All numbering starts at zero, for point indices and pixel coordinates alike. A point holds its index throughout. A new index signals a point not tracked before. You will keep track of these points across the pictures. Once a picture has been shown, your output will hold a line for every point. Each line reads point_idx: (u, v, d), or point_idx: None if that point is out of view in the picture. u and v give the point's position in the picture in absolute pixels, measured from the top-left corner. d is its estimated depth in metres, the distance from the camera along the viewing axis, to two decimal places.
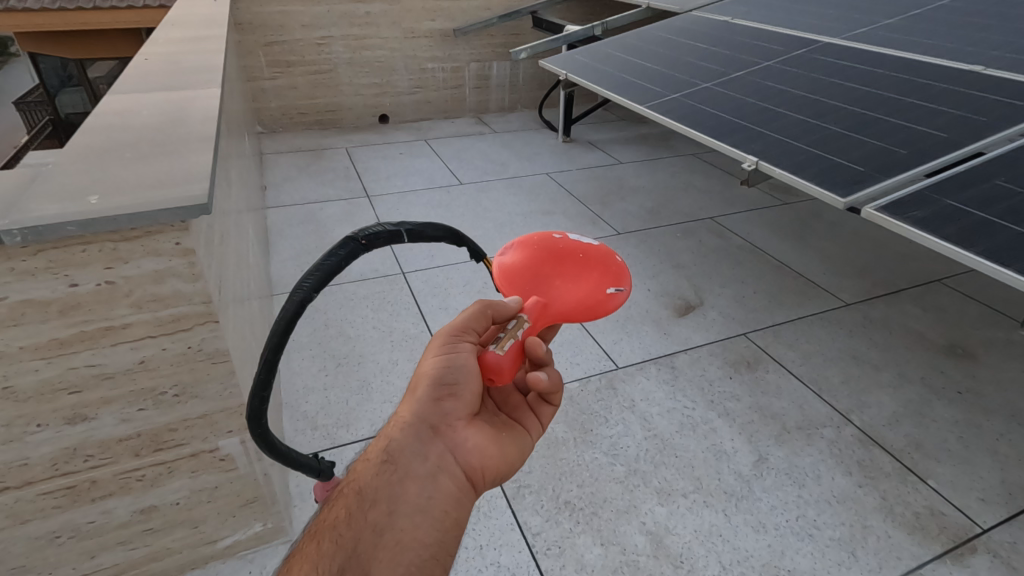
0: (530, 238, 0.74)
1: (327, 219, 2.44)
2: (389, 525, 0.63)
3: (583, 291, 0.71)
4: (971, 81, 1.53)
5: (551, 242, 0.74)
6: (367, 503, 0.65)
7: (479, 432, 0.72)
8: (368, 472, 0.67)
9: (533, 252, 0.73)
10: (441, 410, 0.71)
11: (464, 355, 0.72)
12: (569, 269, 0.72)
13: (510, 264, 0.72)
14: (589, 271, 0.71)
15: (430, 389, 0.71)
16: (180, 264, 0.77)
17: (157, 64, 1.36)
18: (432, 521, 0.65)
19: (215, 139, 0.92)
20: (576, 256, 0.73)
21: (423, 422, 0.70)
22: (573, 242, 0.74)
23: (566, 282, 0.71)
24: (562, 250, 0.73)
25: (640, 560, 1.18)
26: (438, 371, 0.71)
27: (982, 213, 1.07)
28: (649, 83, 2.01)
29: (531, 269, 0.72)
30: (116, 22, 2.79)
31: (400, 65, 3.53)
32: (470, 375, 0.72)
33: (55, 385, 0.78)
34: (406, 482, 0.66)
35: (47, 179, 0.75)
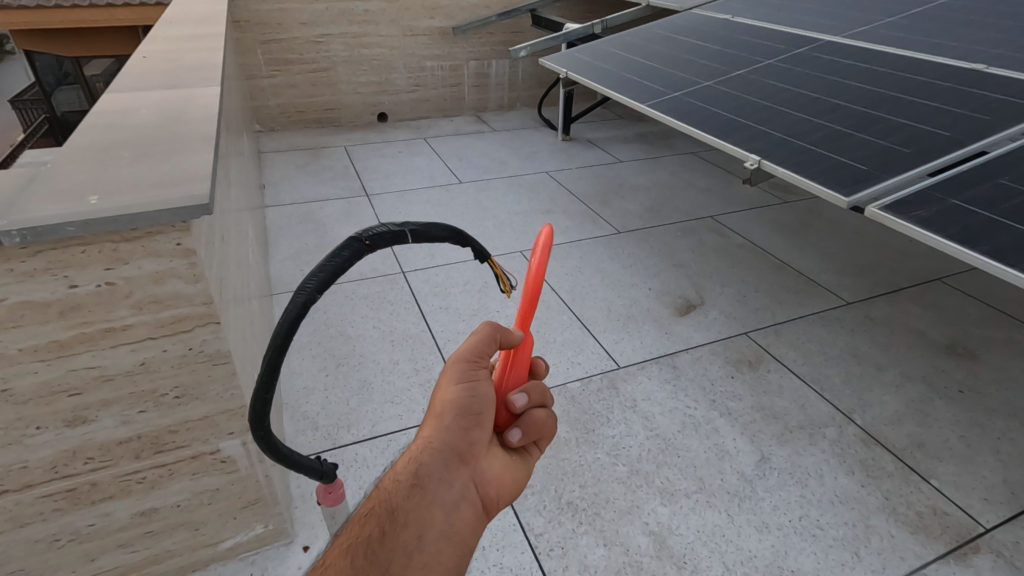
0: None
1: (325, 218, 2.43)
2: (418, 548, 0.61)
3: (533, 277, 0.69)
4: (972, 79, 1.52)
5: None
6: (398, 523, 0.61)
7: (500, 459, 0.70)
8: (397, 491, 0.63)
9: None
10: (468, 437, 0.67)
11: (486, 384, 0.69)
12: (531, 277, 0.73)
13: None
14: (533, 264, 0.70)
15: (458, 417, 0.67)
16: (181, 264, 0.76)
17: (155, 62, 1.35)
18: (455, 548, 0.63)
19: (215, 139, 0.90)
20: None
21: (447, 448, 0.67)
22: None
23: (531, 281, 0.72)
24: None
25: (643, 561, 1.17)
26: (466, 396, 0.68)
27: (985, 212, 1.07)
28: (649, 81, 2.01)
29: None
30: (111, 20, 2.78)
31: (399, 63, 3.51)
32: (492, 404, 0.69)
33: (54, 387, 0.77)
34: (432, 506, 0.64)
35: (46, 179, 0.74)
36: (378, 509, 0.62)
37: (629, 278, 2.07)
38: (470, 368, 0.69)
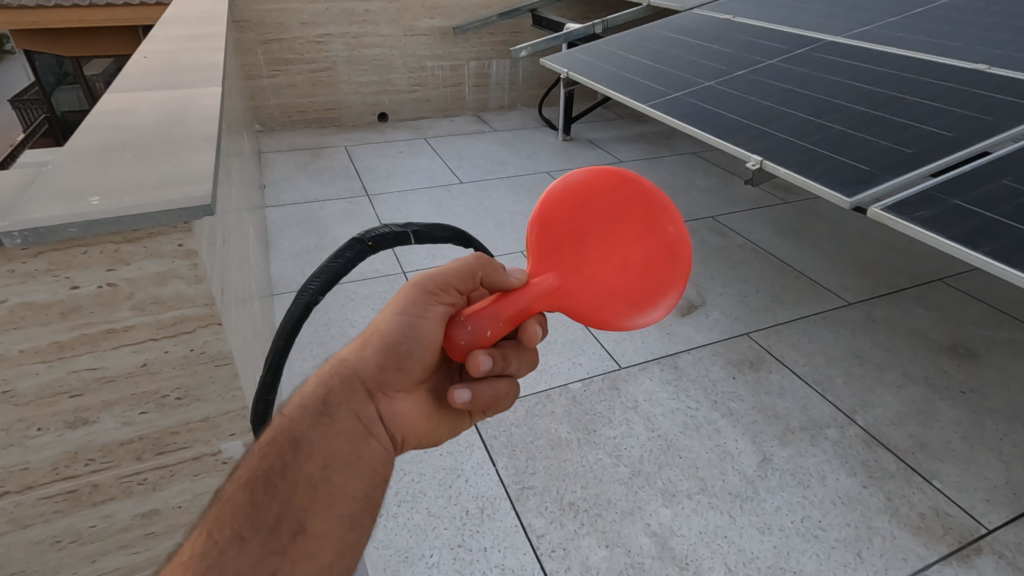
0: (675, 265, 0.58)
1: (326, 218, 2.42)
2: (324, 479, 0.58)
3: (568, 203, 0.59)
4: (974, 79, 1.52)
5: (668, 242, 0.58)
6: (302, 454, 0.58)
7: (420, 400, 0.66)
8: (303, 419, 0.60)
9: (661, 280, 0.58)
10: (388, 374, 0.63)
11: (431, 322, 0.62)
12: (614, 220, 0.58)
13: (638, 300, 0.58)
14: (592, 197, 0.58)
15: (383, 348, 0.62)
16: (183, 265, 0.76)
17: (157, 62, 1.35)
18: (364, 479, 0.61)
19: (217, 139, 0.90)
20: (647, 215, 0.58)
21: (360, 378, 0.63)
22: (669, 218, 0.58)
23: (598, 219, 0.58)
24: (653, 230, 0.58)
25: (645, 563, 1.17)
26: (397, 331, 0.62)
27: (988, 212, 1.07)
28: (650, 81, 2.00)
29: (632, 283, 0.58)
30: (111, 19, 2.78)
31: (400, 63, 3.51)
32: (428, 345, 0.62)
33: (55, 389, 0.77)
34: (341, 437, 0.60)
35: (48, 180, 0.74)
36: (278, 436, 0.59)
37: None
38: (416, 303, 0.62)
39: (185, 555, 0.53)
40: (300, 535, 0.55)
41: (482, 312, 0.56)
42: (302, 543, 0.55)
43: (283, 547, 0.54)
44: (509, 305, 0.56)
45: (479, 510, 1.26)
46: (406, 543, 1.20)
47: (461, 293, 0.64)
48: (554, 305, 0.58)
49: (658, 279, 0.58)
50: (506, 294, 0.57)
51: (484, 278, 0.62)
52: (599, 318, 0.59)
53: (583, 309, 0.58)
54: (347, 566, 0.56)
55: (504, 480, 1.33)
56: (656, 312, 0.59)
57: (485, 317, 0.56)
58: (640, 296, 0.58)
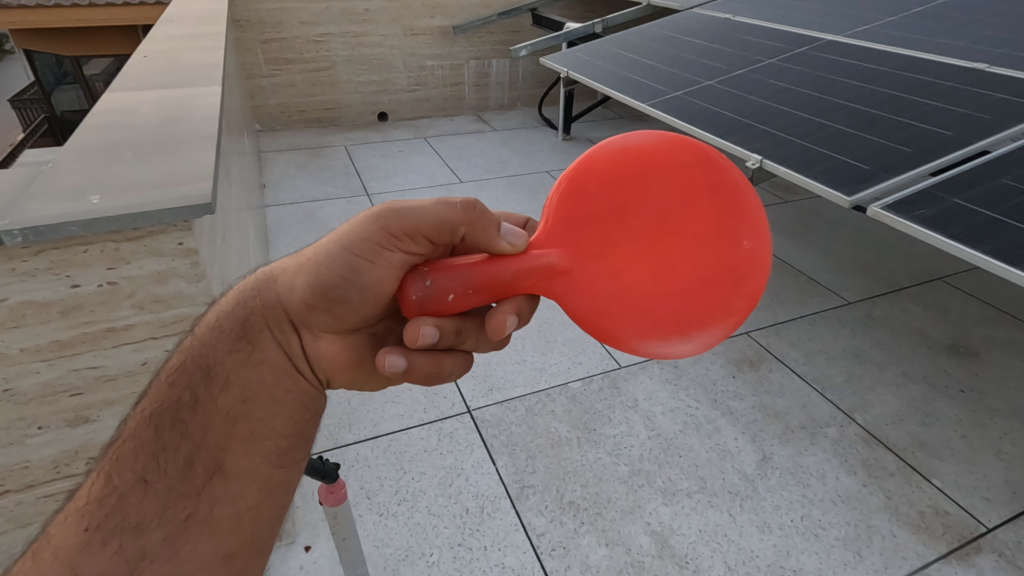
0: (733, 298, 0.48)
1: (326, 218, 2.42)
2: (244, 414, 0.62)
3: (620, 179, 0.50)
4: (974, 79, 1.52)
5: (734, 263, 0.48)
6: (218, 388, 0.63)
7: (350, 343, 0.66)
8: (223, 352, 0.64)
9: (708, 308, 0.48)
10: (314, 314, 0.64)
11: (378, 269, 0.59)
12: (671, 213, 0.48)
13: (668, 324, 0.49)
14: (654, 179, 0.49)
15: (314, 288, 0.62)
16: (184, 264, 0.76)
17: (156, 61, 1.35)
18: (288, 413, 0.65)
19: (217, 138, 0.90)
20: (720, 223, 0.48)
21: (286, 312, 0.65)
22: (745, 235, 0.48)
23: (650, 208, 0.49)
24: (721, 242, 0.48)
25: (645, 561, 1.17)
26: (332, 270, 0.61)
27: (987, 211, 1.07)
28: (650, 80, 2.00)
29: (671, 300, 0.48)
30: (111, 19, 2.78)
31: (400, 62, 3.51)
32: (365, 290, 0.60)
33: (56, 388, 0.77)
34: (262, 370, 0.64)
35: (48, 179, 0.74)
36: (195, 365, 0.63)
37: None
38: (372, 245, 0.58)
39: (94, 491, 0.57)
40: (215, 472, 0.60)
41: (454, 273, 0.50)
42: (217, 480, 0.60)
43: (197, 487, 0.59)
44: (485, 274, 0.50)
45: (479, 509, 1.26)
46: (407, 542, 1.20)
47: (433, 244, 0.59)
48: (549, 286, 0.51)
49: (706, 307, 0.48)
50: (488, 259, 0.51)
51: (466, 235, 0.56)
52: (608, 327, 0.51)
53: (589, 307, 0.50)
54: (273, 497, 0.62)
55: (504, 479, 1.33)
56: (685, 343, 0.50)
57: (452, 281, 0.50)
58: (675, 318, 0.49)
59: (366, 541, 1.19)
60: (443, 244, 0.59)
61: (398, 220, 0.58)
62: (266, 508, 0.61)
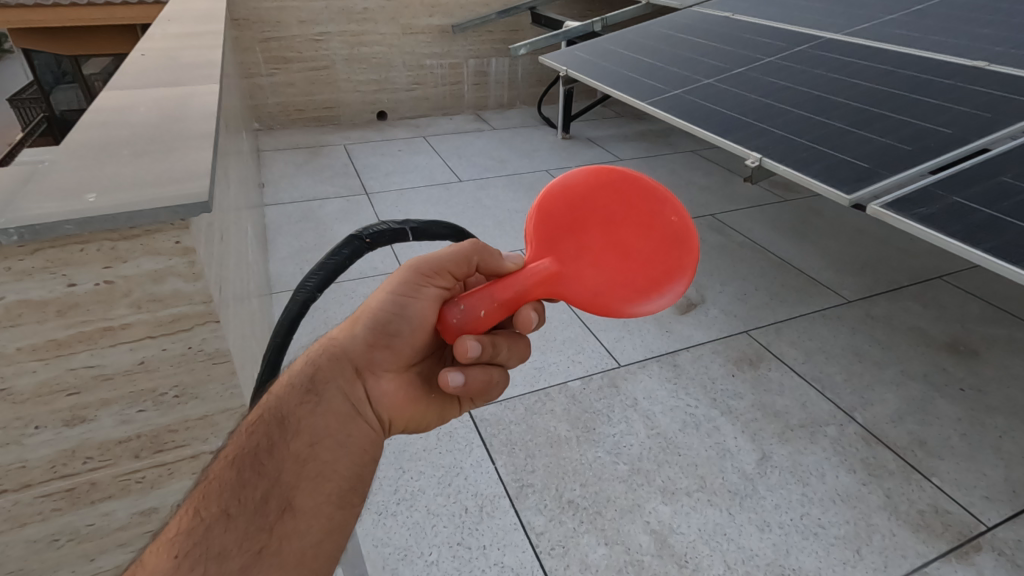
0: (685, 254, 0.54)
1: (324, 217, 2.42)
2: (312, 456, 0.61)
3: (566, 193, 0.57)
4: (973, 77, 1.52)
5: (670, 229, 0.55)
6: (290, 433, 0.61)
7: (404, 388, 0.68)
8: (291, 398, 0.63)
9: (667, 267, 0.54)
10: (377, 356, 0.66)
11: (419, 304, 0.65)
12: (610, 209, 0.56)
13: (640, 289, 0.55)
14: (588, 190, 0.57)
15: (371, 329, 0.66)
16: (180, 262, 0.76)
17: (153, 60, 1.34)
18: (352, 457, 0.63)
19: (214, 137, 0.90)
20: (648, 201, 0.55)
21: (349, 358, 0.66)
22: (670, 206, 0.55)
23: (594, 211, 0.56)
24: (655, 217, 0.55)
25: (645, 560, 1.17)
26: (386, 311, 0.65)
27: (987, 209, 1.06)
28: (649, 79, 2.00)
29: (637, 271, 0.55)
30: (109, 18, 2.77)
31: (398, 61, 3.51)
32: (415, 328, 0.65)
33: (52, 387, 0.76)
34: (330, 415, 0.63)
35: (43, 178, 0.74)
36: (270, 413, 0.62)
37: None
38: (411, 283, 0.65)
39: (182, 522, 0.57)
40: (286, 510, 0.58)
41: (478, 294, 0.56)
42: (287, 517, 0.58)
43: (269, 522, 0.57)
44: (504, 288, 0.55)
45: (478, 508, 1.26)
46: (406, 541, 1.19)
47: (456, 279, 0.66)
48: (551, 289, 0.55)
49: (665, 268, 0.54)
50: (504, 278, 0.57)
51: (480, 263, 0.64)
52: (600, 308, 0.55)
53: (582, 296, 0.55)
54: (335, 542, 0.60)
55: (504, 479, 1.33)
56: (663, 300, 0.55)
57: (478, 298, 0.55)
58: (643, 283, 0.55)
59: (365, 541, 1.18)
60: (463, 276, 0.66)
61: (426, 260, 0.65)
62: (333, 550, 0.60)
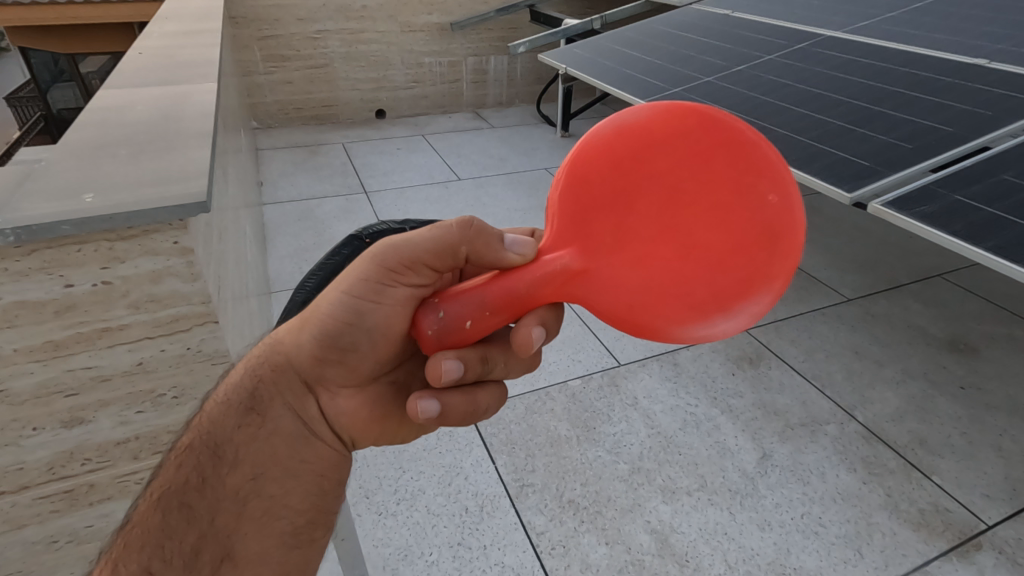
0: (773, 261, 0.46)
1: (323, 216, 2.41)
2: (255, 490, 0.62)
3: (627, 164, 0.49)
4: (974, 75, 1.52)
5: (764, 221, 0.45)
6: (227, 466, 0.61)
7: (363, 400, 0.65)
8: (228, 425, 0.62)
9: (746, 276, 0.46)
10: (328, 370, 0.63)
11: (381, 309, 0.59)
12: (682, 182, 0.47)
13: (705, 304, 0.46)
14: (654, 153, 0.48)
15: (323, 339, 0.62)
16: (179, 263, 0.75)
17: (151, 58, 1.33)
18: (301, 486, 0.64)
19: (213, 136, 0.89)
20: (739, 181, 0.46)
21: (297, 371, 0.64)
22: (769, 187, 0.46)
23: (659, 182, 0.47)
24: (741, 206, 0.45)
25: (646, 560, 1.17)
26: (336, 318, 0.60)
27: (989, 207, 1.06)
28: (649, 77, 1.99)
29: (705, 276, 0.46)
30: (107, 16, 2.75)
31: (397, 59, 3.50)
32: (374, 337, 0.61)
33: (50, 388, 0.76)
34: (273, 443, 0.63)
35: (40, 177, 0.73)
36: (202, 445, 0.61)
37: None
38: (373, 284, 0.59)
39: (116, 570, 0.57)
40: (223, 559, 0.59)
41: (466, 299, 0.49)
42: (225, 567, 0.58)
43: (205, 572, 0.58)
44: (497, 294, 0.49)
45: (478, 507, 1.26)
46: (406, 541, 1.19)
47: (434, 271, 0.59)
48: (567, 290, 0.49)
49: (742, 276, 0.45)
50: (500, 275, 0.50)
51: (469, 253, 0.56)
52: (640, 321, 0.48)
53: (616, 301, 0.49)
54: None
55: (504, 478, 1.33)
56: (730, 323, 0.47)
57: (466, 308, 0.49)
58: (711, 294, 0.46)
59: (365, 541, 1.18)
60: (447, 269, 0.59)
61: (395, 255, 0.58)
62: None
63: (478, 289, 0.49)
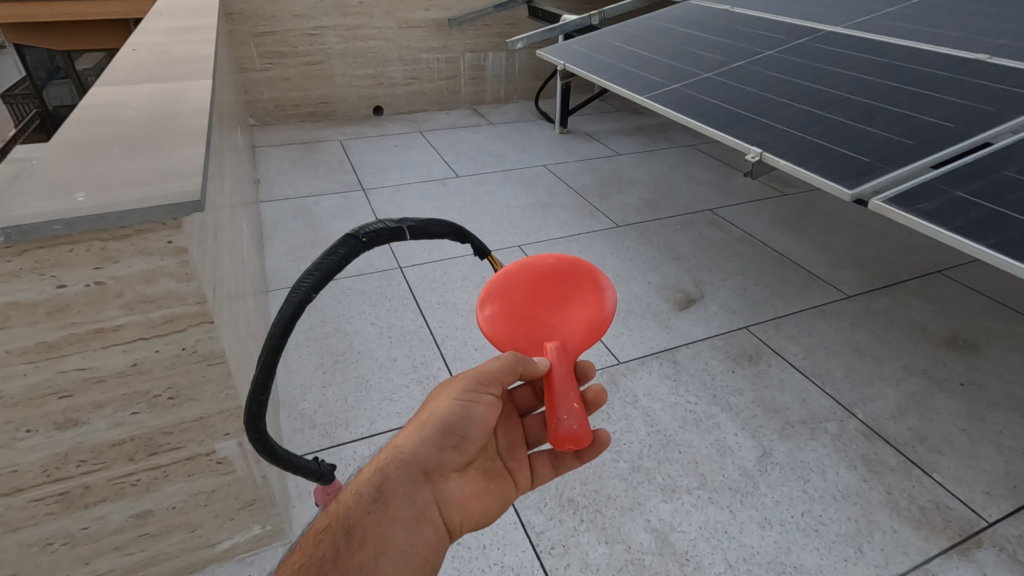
0: (582, 262, 0.78)
1: (320, 213, 2.40)
2: (374, 567, 0.63)
3: (503, 317, 0.77)
4: (974, 70, 1.51)
5: (562, 267, 0.77)
6: (356, 543, 0.64)
7: (467, 488, 0.75)
8: (359, 508, 0.67)
9: (586, 280, 0.79)
10: (444, 458, 0.74)
11: (480, 408, 0.76)
12: (529, 294, 0.77)
13: (592, 299, 0.79)
14: (508, 296, 0.77)
15: (437, 433, 0.74)
16: (173, 263, 0.74)
17: (145, 55, 1.32)
18: (413, 566, 0.66)
19: (207, 134, 0.88)
20: (536, 271, 0.77)
21: (419, 463, 0.72)
22: (543, 259, 0.77)
23: (522, 301, 0.77)
24: (547, 271, 0.77)
25: (646, 559, 1.16)
26: (451, 415, 0.74)
27: (990, 204, 1.05)
28: (648, 73, 1.98)
29: (579, 296, 0.79)
30: (103, 13, 2.71)
31: (394, 55, 3.48)
32: (478, 429, 0.76)
33: (43, 389, 0.75)
34: (395, 526, 0.67)
35: (31, 176, 0.72)
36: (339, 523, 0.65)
37: (628, 272, 2.06)
38: (472, 389, 0.75)
39: None
40: None
41: (563, 398, 0.72)
42: None
43: None
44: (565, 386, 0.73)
45: None
46: None
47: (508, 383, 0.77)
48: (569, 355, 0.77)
49: (584, 278, 0.79)
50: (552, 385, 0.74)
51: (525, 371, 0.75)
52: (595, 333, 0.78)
53: (580, 336, 0.78)
54: None
55: None
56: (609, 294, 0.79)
57: (567, 404, 0.72)
58: (589, 297, 0.79)
59: None
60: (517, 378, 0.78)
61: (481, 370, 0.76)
62: None
63: (562, 392, 0.73)
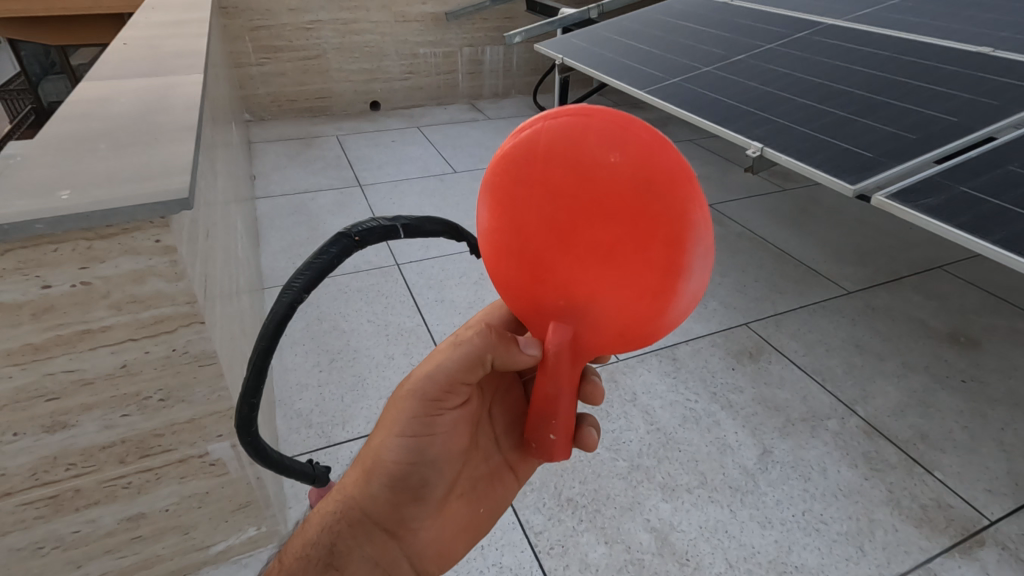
0: (667, 188, 0.45)
1: (317, 210, 2.38)
2: None
3: (504, 234, 0.48)
4: (977, 63, 1.49)
5: (626, 183, 0.44)
6: None
7: (438, 531, 0.70)
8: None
9: (665, 233, 0.45)
10: (406, 506, 0.67)
11: (439, 440, 0.67)
12: (553, 216, 0.45)
13: (660, 276, 0.46)
14: (520, 201, 0.46)
15: (394, 479, 0.66)
16: (161, 262, 0.72)
17: (136, 49, 1.30)
18: None
19: (196, 130, 0.86)
20: (578, 172, 0.44)
21: (377, 518, 0.66)
22: (605, 151, 0.44)
23: (535, 227, 0.46)
24: (597, 182, 0.44)
25: (645, 559, 1.15)
26: (406, 458, 0.66)
27: (995, 199, 1.04)
28: (647, 67, 1.96)
29: (638, 264, 0.46)
30: (94, 7, 2.68)
31: (391, 50, 3.45)
32: (441, 466, 0.68)
33: (30, 392, 0.73)
34: None
35: (13, 173, 0.70)
36: None
37: None
38: (425, 418, 0.66)
39: None
40: None
41: (543, 418, 0.57)
42: None
43: None
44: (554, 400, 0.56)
45: None
46: None
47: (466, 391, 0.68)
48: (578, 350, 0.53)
49: (669, 221, 0.45)
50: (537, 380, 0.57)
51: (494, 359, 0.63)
52: (631, 333, 0.50)
53: (609, 330, 0.50)
54: None
55: None
56: (695, 277, 0.47)
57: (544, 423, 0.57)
58: (653, 270, 0.46)
59: None
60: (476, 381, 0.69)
61: (435, 385, 0.67)
62: None
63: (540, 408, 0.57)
